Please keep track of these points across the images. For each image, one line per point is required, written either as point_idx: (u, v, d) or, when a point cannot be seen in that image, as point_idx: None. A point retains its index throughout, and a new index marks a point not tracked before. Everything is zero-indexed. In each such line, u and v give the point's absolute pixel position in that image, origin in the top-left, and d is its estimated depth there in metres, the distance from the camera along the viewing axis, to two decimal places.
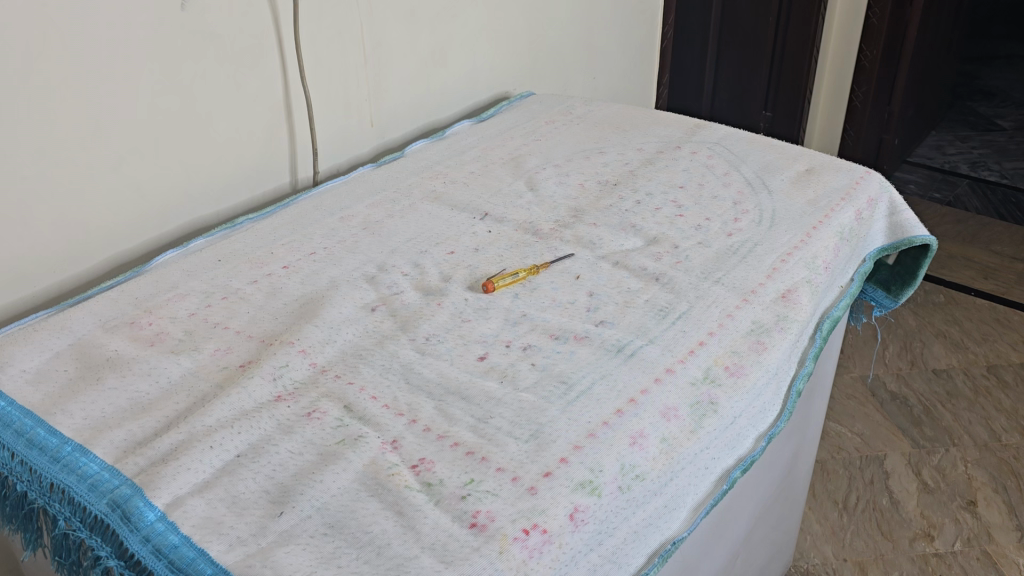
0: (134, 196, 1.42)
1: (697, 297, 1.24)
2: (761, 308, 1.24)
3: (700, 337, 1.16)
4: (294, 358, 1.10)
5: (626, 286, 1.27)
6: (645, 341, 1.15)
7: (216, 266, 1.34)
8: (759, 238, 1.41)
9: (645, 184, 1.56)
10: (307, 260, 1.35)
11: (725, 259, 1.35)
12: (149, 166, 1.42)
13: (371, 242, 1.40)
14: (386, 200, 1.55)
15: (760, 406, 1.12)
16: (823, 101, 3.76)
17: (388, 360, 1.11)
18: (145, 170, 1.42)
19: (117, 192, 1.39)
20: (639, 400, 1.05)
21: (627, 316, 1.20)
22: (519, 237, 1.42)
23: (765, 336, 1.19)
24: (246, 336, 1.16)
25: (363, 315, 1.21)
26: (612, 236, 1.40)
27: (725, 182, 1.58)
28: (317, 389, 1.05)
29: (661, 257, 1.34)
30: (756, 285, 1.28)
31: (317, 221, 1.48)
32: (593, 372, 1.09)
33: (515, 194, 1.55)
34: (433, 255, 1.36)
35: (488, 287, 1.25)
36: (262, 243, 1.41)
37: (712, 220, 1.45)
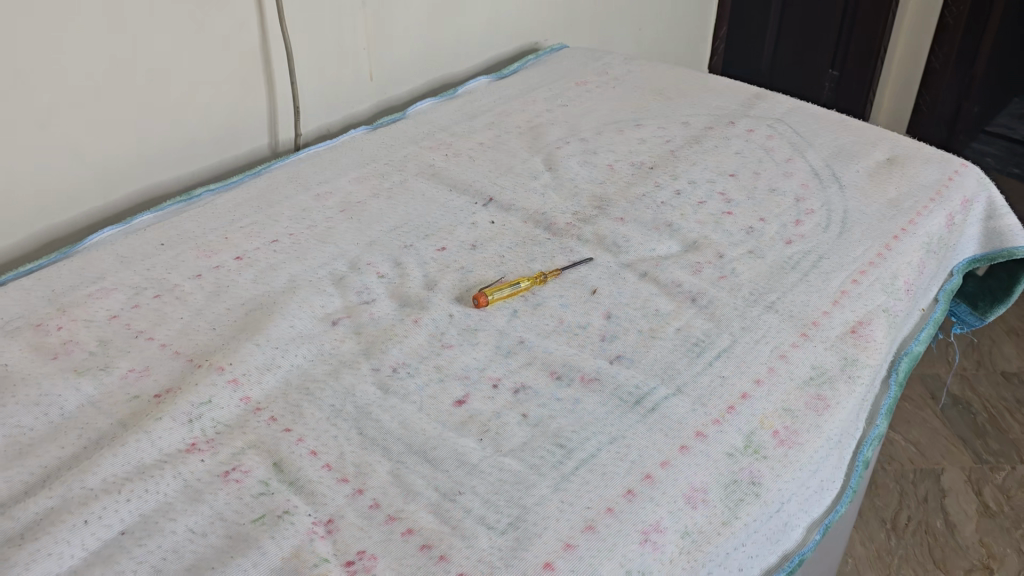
0: (70, 159, 1.18)
1: (743, 329, 0.98)
2: (824, 348, 0.97)
3: (743, 388, 0.90)
4: (222, 389, 0.87)
5: (653, 308, 1.01)
6: (671, 390, 0.89)
7: (156, 252, 1.11)
8: (825, 249, 1.13)
9: (687, 169, 1.28)
10: (266, 250, 1.11)
11: (780, 275, 1.08)
12: (90, 124, 1.18)
13: (347, 230, 1.15)
14: (374, 174, 1.29)
15: (816, 486, 0.86)
16: (898, 50, 3.11)
17: (341, 398, 0.87)
18: (83, 128, 1.18)
19: (48, 155, 1.15)
20: (656, 478, 0.80)
21: (651, 351, 0.95)
22: (527, 232, 1.16)
23: (828, 389, 0.92)
24: (172, 353, 0.94)
25: (320, 330, 0.97)
26: (642, 237, 1.13)
27: (787, 171, 1.29)
28: (242, 436, 0.82)
29: (700, 269, 1.08)
30: (818, 314, 1.01)
31: (288, 197, 1.23)
32: (599, 434, 0.84)
33: (528, 174, 1.28)
34: (420, 251, 1.11)
35: (479, 301, 1.00)
36: (217, 223, 1.17)
37: (767, 221, 1.18)
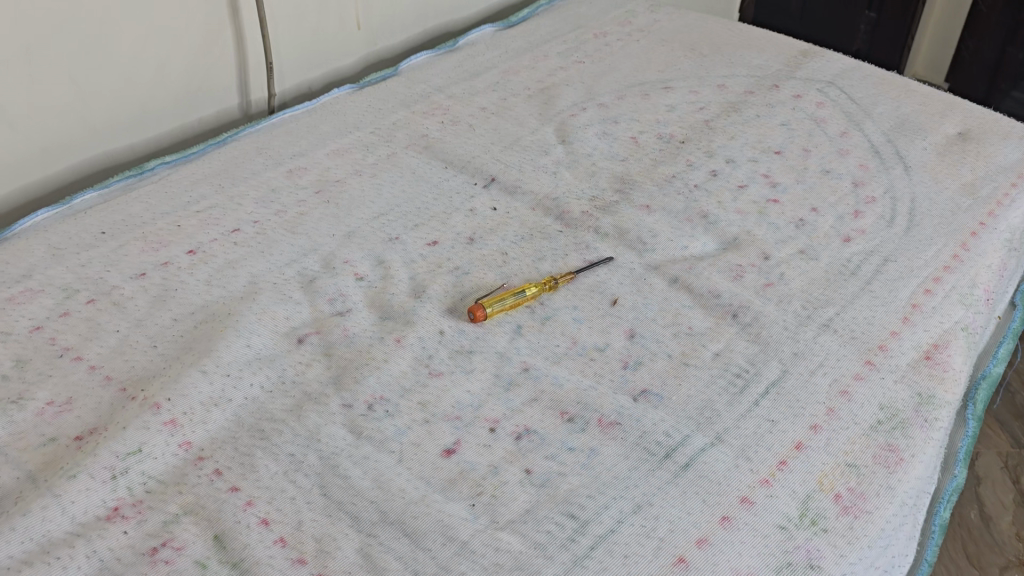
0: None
1: (795, 355, 0.81)
2: (893, 381, 0.80)
3: (796, 437, 0.74)
4: (156, 433, 0.70)
5: (684, 326, 0.84)
6: (709, 439, 0.73)
7: (94, 243, 0.94)
8: (890, 249, 0.95)
9: (724, 145, 1.10)
10: (225, 243, 0.94)
11: (838, 282, 0.90)
12: (22, 86, 0.99)
13: (322, 218, 0.98)
14: (357, 145, 1.11)
15: (886, 564, 0.69)
16: None
17: (303, 444, 0.71)
18: (14, 92, 0.99)
19: None
20: (691, 563, 0.63)
21: (684, 385, 0.78)
22: (535, 223, 0.98)
23: (900, 436, 0.75)
24: (102, 379, 0.77)
25: (284, 350, 0.80)
26: (672, 232, 0.96)
27: (842, 149, 1.10)
28: (178, 498, 0.66)
29: (741, 274, 0.90)
30: (886, 336, 0.84)
31: (255, 174, 1.05)
32: (621, 500, 0.67)
33: (538, 149, 1.10)
34: (407, 245, 0.94)
35: (476, 315, 0.83)
36: (170, 207, 1.00)
37: (820, 212, 0.99)
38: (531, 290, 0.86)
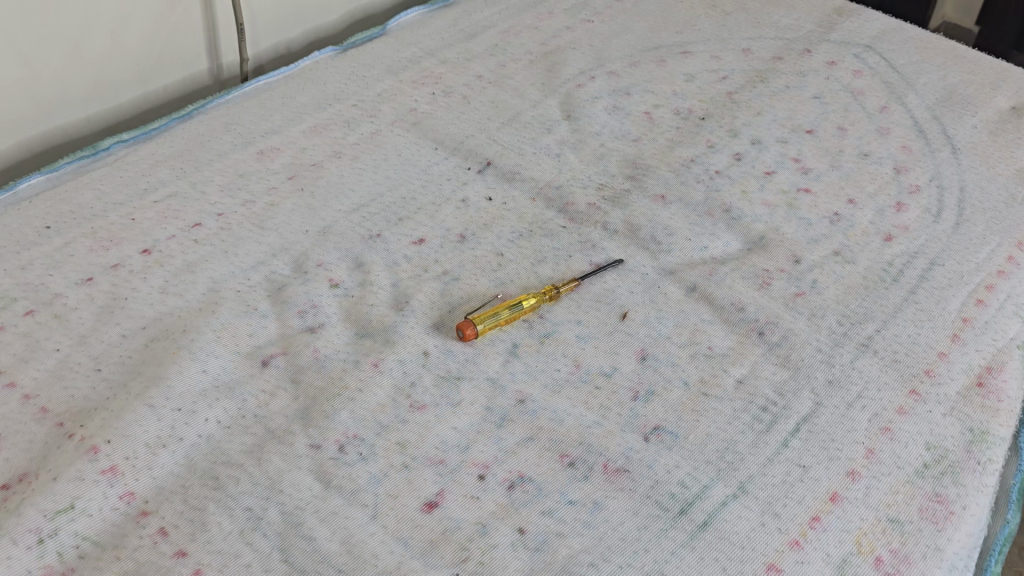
0: None
1: (830, 384, 0.70)
2: (941, 415, 0.70)
3: (831, 487, 0.64)
4: (91, 484, 0.61)
5: (703, 347, 0.74)
6: (731, 490, 0.63)
7: (38, 240, 0.83)
8: (937, 250, 0.83)
9: (749, 122, 0.98)
10: (184, 241, 0.83)
11: (878, 291, 0.79)
12: None
13: (295, 210, 0.87)
14: (338, 121, 0.99)
15: None
16: None
17: (263, 497, 0.62)
18: None
19: None
20: None
21: (702, 421, 0.68)
22: (534, 217, 0.87)
23: (949, 484, 0.65)
24: (37, 412, 0.68)
25: (245, 376, 0.71)
26: (690, 229, 0.84)
27: (882, 127, 0.98)
28: (115, 566, 0.58)
29: (768, 281, 0.79)
30: (933, 359, 0.73)
31: (222, 155, 0.94)
32: (628, 569, 0.58)
33: (540, 126, 0.98)
34: (390, 243, 0.83)
35: (465, 333, 0.72)
36: (125, 195, 0.89)
37: (858, 205, 0.88)
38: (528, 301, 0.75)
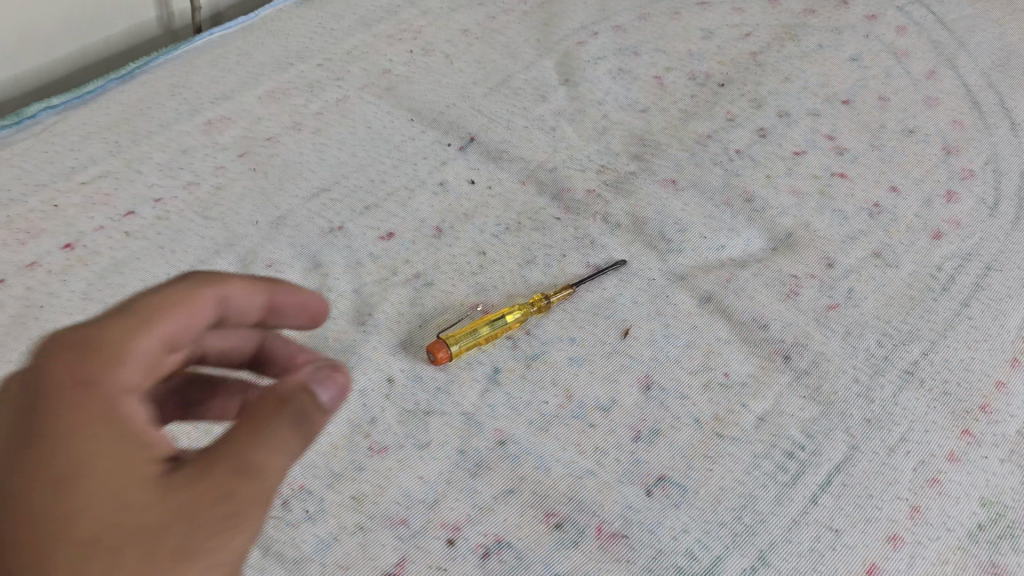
0: None
1: (867, 423, 0.60)
2: (999, 462, 0.59)
3: (868, 557, 0.53)
4: None
5: (719, 373, 0.62)
6: (749, 561, 0.53)
7: None
8: (993, 252, 0.71)
9: (776, 89, 0.84)
10: (114, 234, 0.72)
11: (925, 303, 0.67)
12: None
13: (244, 195, 0.75)
14: (300, 84, 0.86)
15: None
16: None
17: None
18: None
19: None
20: None
21: (716, 471, 0.57)
22: (523, 205, 0.74)
23: (1009, 551, 0.54)
24: None
25: None
26: (705, 224, 0.72)
27: (930, 97, 0.84)
28: None
29: (797, 290, 0.67)
30: (990, 390, 0.62)
31: (164, 126, 0.81)
32: None
33: (533, 94, 0.85)
34: (353, 238, 0.71)
35: (438, 356, 0.61)
36: (49, 174, 0.76)
37: (901, 193, 0.75)
38: (515, 314, 0.64)
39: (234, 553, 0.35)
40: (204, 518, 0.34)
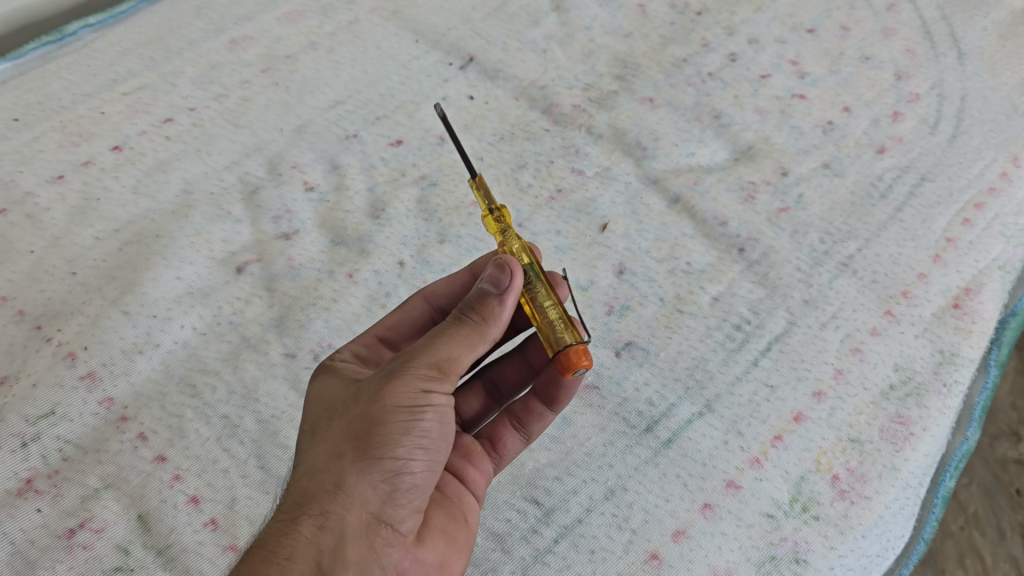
0: None
1: (805, 304, 0.71)
2: (912, 336, 0.70)
3: (796, 408, 0.65)
4: (71, 390, 0.63)
5: (682, 262, 0.73)
6: (697, 408, 0.64)
7: (6, 134, 0.81)
8: (928, 165, 0.81)
9: (748, 19, 0.93)
10: (156, 137, 0.81)
11: (865, 207, 0.77)
12: None
13: (269, 106, 0.84)
14: (314, 7, 0.94)
15: (880, 552, 0.63)
16: None
17: (239, 404, 0.64)
18: None
19: None
20: (664, 560, 0.58)
21: (675, 338, 0.68)
22: (517, 119, 0.84)
23: (913, 406, 0.66)
24: (13, 315, 0.68)
25: (220, 282, 0.71)
26: (677, 135, 0.82)
27: (887, 27, 0.93)
28: (97, 470, 0.60)
29: (754, 193, 0.78)
30: (912, 280, 0.73)
31: (193, 43, 0.90)
32: (592, 484, 0.61)
33: (527, 18, 0.93)
34: (366, 145, 0.81)
35: (586, 366, 0.48)
36: (93, 86, 0.86)
37: (853, 112, 0.85)
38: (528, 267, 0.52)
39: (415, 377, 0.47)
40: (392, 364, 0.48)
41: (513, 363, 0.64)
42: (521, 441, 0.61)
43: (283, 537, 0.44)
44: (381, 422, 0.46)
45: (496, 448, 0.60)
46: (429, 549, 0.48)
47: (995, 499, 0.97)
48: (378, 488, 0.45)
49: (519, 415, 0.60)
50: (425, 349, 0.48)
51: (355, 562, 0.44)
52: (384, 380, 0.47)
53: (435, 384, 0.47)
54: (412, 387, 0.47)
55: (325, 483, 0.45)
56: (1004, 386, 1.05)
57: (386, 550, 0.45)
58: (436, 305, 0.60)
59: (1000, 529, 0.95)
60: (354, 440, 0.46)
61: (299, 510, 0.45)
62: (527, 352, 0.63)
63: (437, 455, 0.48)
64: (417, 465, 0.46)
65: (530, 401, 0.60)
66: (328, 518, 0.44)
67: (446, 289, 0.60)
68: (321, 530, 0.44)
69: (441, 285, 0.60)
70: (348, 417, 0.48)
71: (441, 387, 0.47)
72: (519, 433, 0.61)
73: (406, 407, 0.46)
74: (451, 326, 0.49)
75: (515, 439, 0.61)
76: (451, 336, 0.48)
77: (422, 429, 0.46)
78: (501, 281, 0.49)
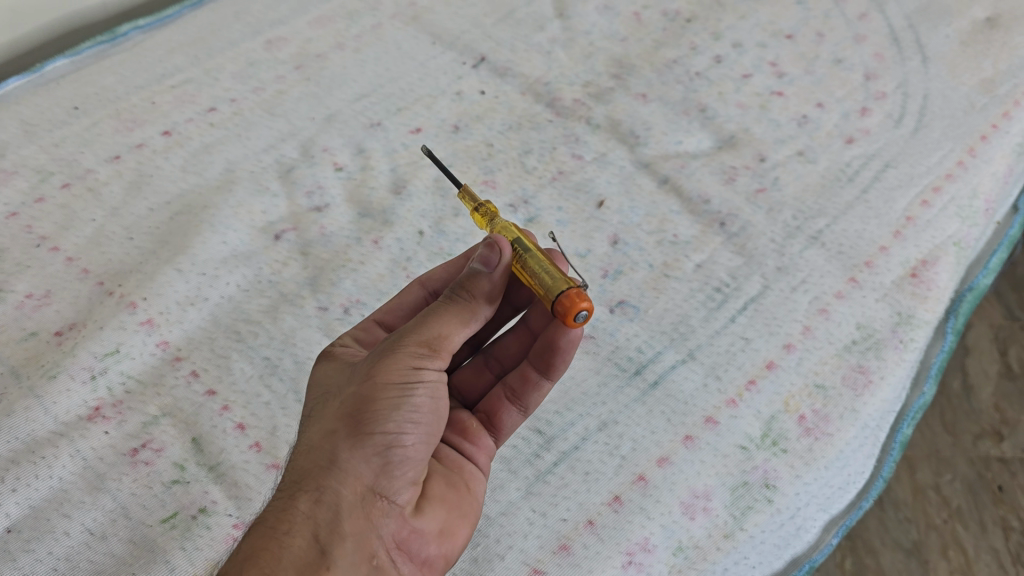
0: None
1: (778, 271, 0.79)
2: (873, 300, 0.78)
3: (768, 357, 0.74)
4: (132, 333, 0.72)
5: (669, 234, 0.82)
6: (681, 355, 0.74)
7: (67, 120, 0.91)
8: (892, 153, 0.90)
9: (733, 25, 1.03)
10: (201, 124, 0.91)
11: (833, 189, 0.87)
12: None
13: (301, 98, 0.94)
14: (341, 12, 1.04)
15: (841, 483, 0.72)
16: None
17: (278, 348, 0.73)
18: None
19: None
20: (650, 481, 0.66)
21: (661, 297, 0.78)
22: (524, 111, 0.94)
23: (872, 358, 0.75)
24: (79, 272, 0.78)
25: (261, 247, 0.80)
26: (667, 125, 0.92)
27: (859, 34, 1.03)
28: (156, 400, 0.69)
29: (734, 176, 0.87)
30: (874, 252, 0.81)
31: (233, 43, 1.00)
32: (587, 417, 0.70)
33: (533, 24, 1.03)
34: (389, 132, 0.91)
35: (585, 306, 0.51)
36: (144, 79, 0.95)
37: (826, 108, 0.94)
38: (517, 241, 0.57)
39: (399, 359, 0.50)
40: (382, 346, 0.52)
41: (515, 337, 0.67)
42: (519, 415, 0.65)
43: (282, 513, 0.47)
44: (372, 399, 0.49)
45: (494, 423, 0.64)
46: (426, 519, 0.52)
47: (979, 496, 1.06)
48: (372, 462, 0.48)
49: (514, 388, 0.64)
50: (415, 329, 0.51)
51: (352, 533, 0.47)
52: (376, 359, 0.51)
53: (424, 361, 0.50)
54: (402, 365, 0.50)
55: (321, 459, 0.48)
56: (986, 390, 1.15)
57: (382, 520, 0.49)
58: (432, 290, 0.64)
59: (981, 523, 1.04)
60: (344, 419, 0.49)
61: (298, 487, 0.48)
62: (530, 323, 0.67)
63: (430, 430, 0.51)
64: (409, 439, 0.49)
65: (526, 371, 0.64)
66: (324, 492, 0.47)
67: (442, 274, 0.65)
68: (318, 505, 0.47)
69: (439, 271, 0.64)
70: (343, 396, 0.51)
71: (430, 364, 0.51)
72: (516, 407, 0.64)
73: (396, 384, 0.49)
74: (441, 307, 0.52)
75: (513, 413, 0.65)
76: (440, 316, 0.52)
77: (412, 404, 0.49)
78: (492, 257, 0.54)
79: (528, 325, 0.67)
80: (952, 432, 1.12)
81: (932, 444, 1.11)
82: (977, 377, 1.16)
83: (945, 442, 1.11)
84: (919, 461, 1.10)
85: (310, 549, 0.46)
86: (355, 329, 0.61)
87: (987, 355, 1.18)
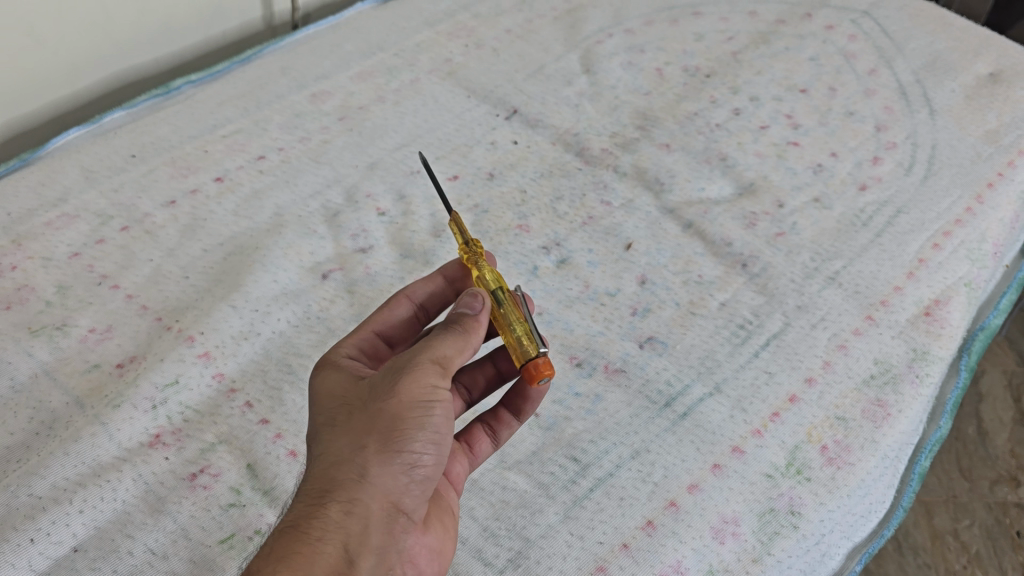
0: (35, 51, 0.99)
1: (798, 309, 0.84)
2: (889, 337, 0.82)
3: (791, 390, 0.77)
4: (191, 365, 0.77)
5: (694, 275, 0.87)
6: (708, 388, 0.77)
7: (126, 167, 0.97)
8: (904, 200, 0.95)
9: (749, 80, 1.09)
10: (252, 171, 0.97)
11: (849, 233, 0.91)
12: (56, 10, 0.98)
13: (345, 147, 1.00)
14: (381, 68, 1.11)
15: (863, 511, 0.75)
16: None
17: None
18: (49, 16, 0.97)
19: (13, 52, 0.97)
20: (681, 507, 0.69)
21: (688, 334, 0.82)
22: (554, 160, 1.00)
23: (889, 392, 0.78)
24: (139, 308, 0.83)
25: (309, 285, 0.85)
26: (690, 173, 0.97)
27: (869, 89, 1.09)
28: (213, 428, 0.74)
29: (754, 222, 0.92)
30: (889, 291, 0.85)
31: (280, 96, 1.07)
32: (621, 446, 0.74)
33: (561, 79, 1.09)
34: (428, 179, 0.96)
35: (548, 375, 0.56)
36: (197, 129, 1.02)
37: (840, 157, 1.00)
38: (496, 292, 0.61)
39: (422, 382, 0.54)
40: (398, 366, 0.55)
41: (481, 370, 0.73)
42: (492, 446, 0.70)
43: (314, 520, 0.50)
44: (401, 418, 0.52)
45: (472, 450, 0.69)
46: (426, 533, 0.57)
47: (998, 541, 1.08)
48: (398, 479, 0.52)
49: (491, 423, 0.70)
50: (427, 354, 0.55)
51: (374, 546, 0.51)
52: (396, 379, 0.54)
53: (440, 385, 0.54)
54: (422, 388, 0.53)
55: (353, 472, 0.51)
56: (1001, 436, 1.19)
57: (400, 535, 0.53)
58: (419, 304, 0.69)
59: (1001, 569, 1.06)
60: (371, 435, 0.52)
61: (327, 496, 0.51)
62: (498, 363, 0.73)
63: (444, 449, 0.55)
64: (430, 458, 0.53)
65: (500, 411, 0.70)
66: (356, 504, 0.50)
67: (424, 289, 0.69)
68: (349, 516, 0.50)
69: (422, 287, 0.68)
70: (364, 411, 0.54)
71: (443, 386, 0.55)
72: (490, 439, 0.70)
73: (419, 405, 0.53)
74: (440, 336, 0.56)
75: (487, 442, 0.69)
76: (445, 345, 0.55)
77: (434, 424, 0.53)
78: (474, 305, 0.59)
79: (494, 361, 0.73)
80: (969, 478, 1.15)
81: (949, 489, 1.14)
82: (992, 423, 1.21)
83: (962, 488, 1.14)
84: (936, 506, 1.12)
85: (341, 558, 0.49)
86: (354, 342, 0.64)
87: (1000, 401, 1.23)
